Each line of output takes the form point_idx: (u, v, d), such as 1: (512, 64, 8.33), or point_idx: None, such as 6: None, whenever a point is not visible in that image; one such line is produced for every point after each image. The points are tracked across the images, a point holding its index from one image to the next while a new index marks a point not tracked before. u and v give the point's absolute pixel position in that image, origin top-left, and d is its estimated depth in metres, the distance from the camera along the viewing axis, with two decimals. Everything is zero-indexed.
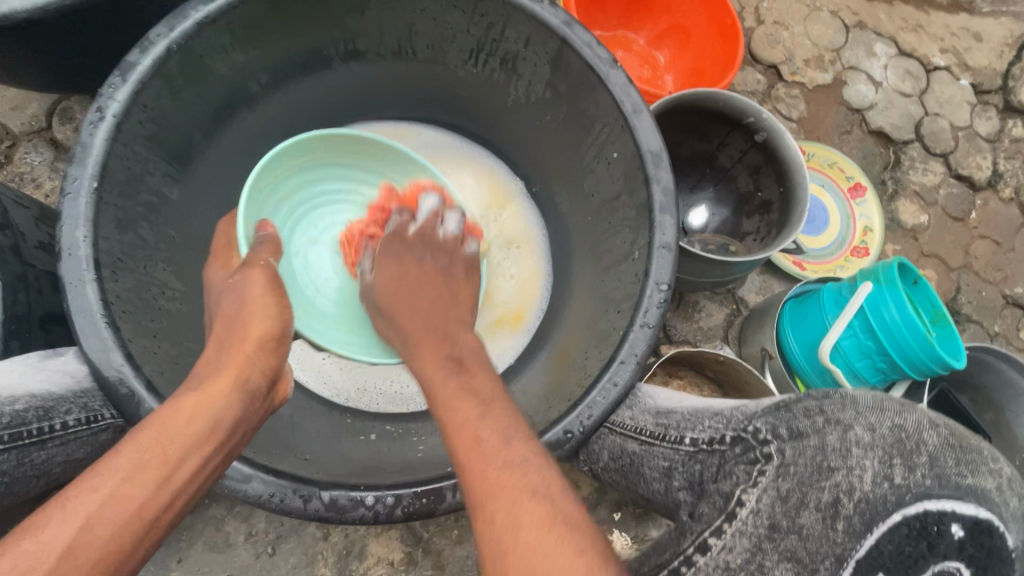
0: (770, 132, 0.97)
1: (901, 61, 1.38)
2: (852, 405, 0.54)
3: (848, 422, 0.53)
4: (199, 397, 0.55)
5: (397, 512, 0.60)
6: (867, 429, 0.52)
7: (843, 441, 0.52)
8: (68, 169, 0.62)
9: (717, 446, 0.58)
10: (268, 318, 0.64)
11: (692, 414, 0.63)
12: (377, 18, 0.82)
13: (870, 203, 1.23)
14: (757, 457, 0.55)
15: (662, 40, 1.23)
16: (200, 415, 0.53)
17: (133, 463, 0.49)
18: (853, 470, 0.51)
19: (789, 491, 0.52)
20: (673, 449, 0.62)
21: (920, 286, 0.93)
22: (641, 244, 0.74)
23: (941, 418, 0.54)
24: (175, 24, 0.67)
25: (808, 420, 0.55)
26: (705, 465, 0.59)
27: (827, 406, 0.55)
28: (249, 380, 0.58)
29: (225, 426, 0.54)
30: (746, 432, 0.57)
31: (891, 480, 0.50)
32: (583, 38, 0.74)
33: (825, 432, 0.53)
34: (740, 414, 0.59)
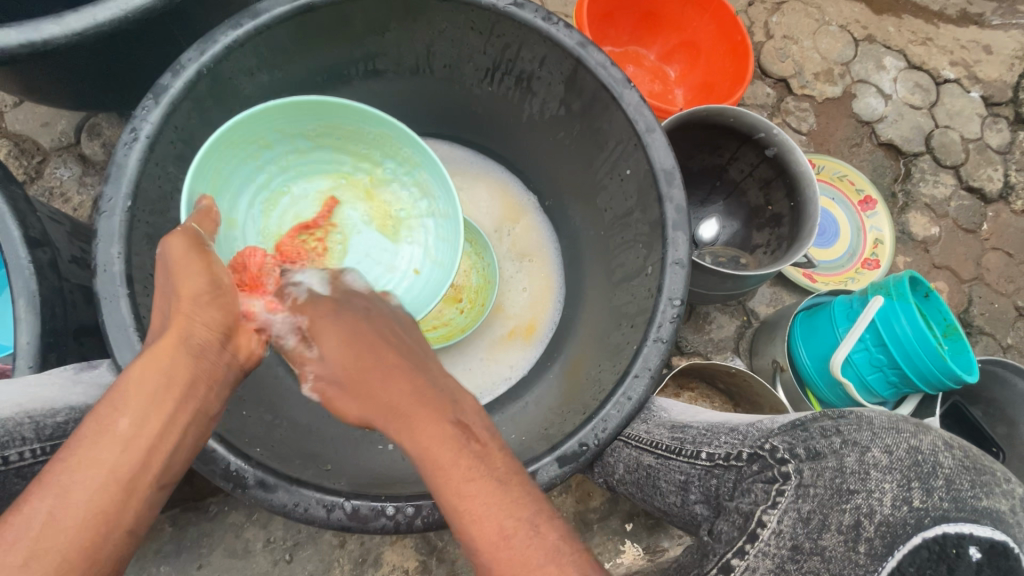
0: (780, 147, 0.98)
1: (911, 74, 1.39)
2: (867, 426, 0.57)
3: (865, 445, 0.55)
4: (151, 357, 0.55)
5: (417, 521, 0.61)
6: (883, 452, 0.54)
7: (861, 464, 0.54)
8: (102, 189, 0.65)
9: (733, 462, 0.59)
10: (198, 277, 0.60)
11: (707, 429, 0.65)
12: (396, 39, 0.85)
13: (880, 216, 1.24)
14: (775, 476, 0.56)
15: (672, 55, 1.25)
16: (149, 376, 0.53)
17: (95, 432, 0.50)
18: (873, 493, 0.52)
19: (810, 512, 0.54)
20: (689, 463, 0.63)
21: (932, 299, 0.94)
22: (655, 260, 0.75)
23: (953, 440, 0.56)
24: (206, 48, 0.69)
25: (825, 441, 0.57)
26: (722, 480, 0.60)
27: (842, 427, 0.57)
28: (193, 336, 0.57)
29: (182, 383, 0.55)
30: (763, 449, 0.58)
31: (910, 504, 0.51)
32: (597, 58, 0.76)
33: (843, 454, 0.55)
34: (757, 431, 0.60)
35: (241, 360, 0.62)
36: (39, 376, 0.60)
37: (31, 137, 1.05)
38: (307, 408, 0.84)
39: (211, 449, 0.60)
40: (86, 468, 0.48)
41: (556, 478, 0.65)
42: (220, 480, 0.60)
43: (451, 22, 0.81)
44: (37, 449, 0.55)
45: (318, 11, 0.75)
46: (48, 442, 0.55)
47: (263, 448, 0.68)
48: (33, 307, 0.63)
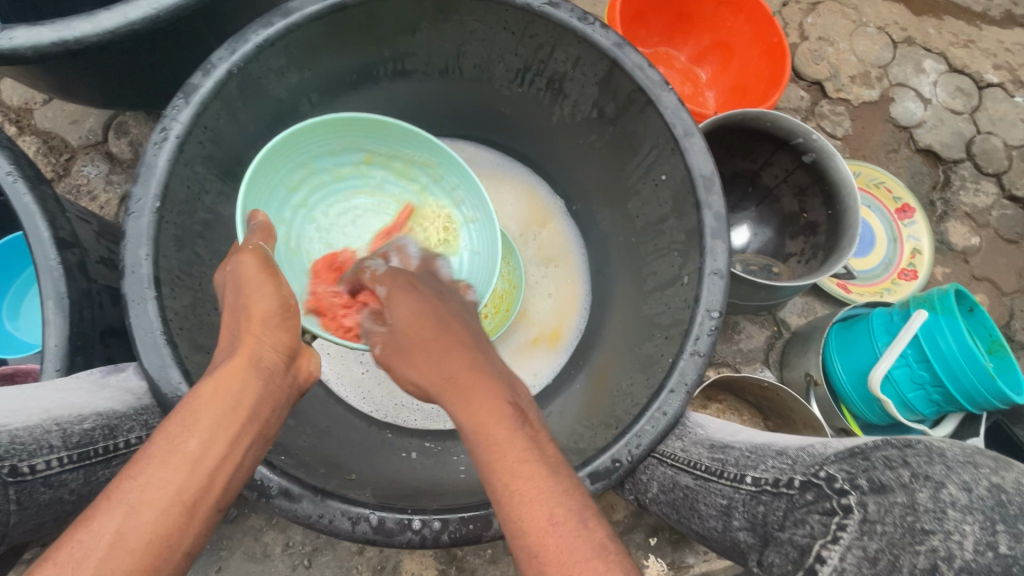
0: (819, 153, 0.95)
1: (952, 78, 1.34)
2: (939, 458, 0.49)
3: (939, 479, 0.47)
4: (218, 378, 0.55)
5: (443, 537, 0.59)
6: (961, 488, 0.46)
7: (935, 501, 0.46)
8: (131, 189, 0.64)
9: (784, 489, 0.56)
10: (269, 297, 0.61)
11: (752, 452, 0.62)
12: (427, 39, 0.83)
13: (919, 225, 1.19)
14: (834, 508, 0.51)
15: (704, 56, 1.22)
16: (220, 395, 0.53)
17: (165, 450, 0.49)
18: (952, 535, 0.44)
19: (876, 552, 0.47)
20: (733, 487, 0.60)
21: (977, 313, 0.90)
22: (691, 269, 0.73)
23: None
24: (237, 47, 0.68)
25: (891, 472, 0.50)
26: (770, 507, 0.56)
27: (910, 459, 0.50)
28: (263, 359, 0.57)
29: (250, 406, 0.54)
30: (818, 478, 0.54)
31: (995, 550, 0.42)
32: (635, 60, 0.74)
33: (914, 489, 0.47)
34: (809, 458, 0.57)
35: (300, 383, 0.61)
36: (65, 380, 0.60)
37: (59, 135, 1.06)
38: (328, 413, 0.83)
39: None
40: (150, 489, 0.47)
41: (587, 495, 0.63)
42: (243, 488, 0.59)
43: (483, 22, 0.79)
44: (63, 458, 0.53)
45: (348, 10, 0.74)
46: (75, 450, 0.54)
47: (288, 455, 0.67)
48: (62, 309, 0.63)
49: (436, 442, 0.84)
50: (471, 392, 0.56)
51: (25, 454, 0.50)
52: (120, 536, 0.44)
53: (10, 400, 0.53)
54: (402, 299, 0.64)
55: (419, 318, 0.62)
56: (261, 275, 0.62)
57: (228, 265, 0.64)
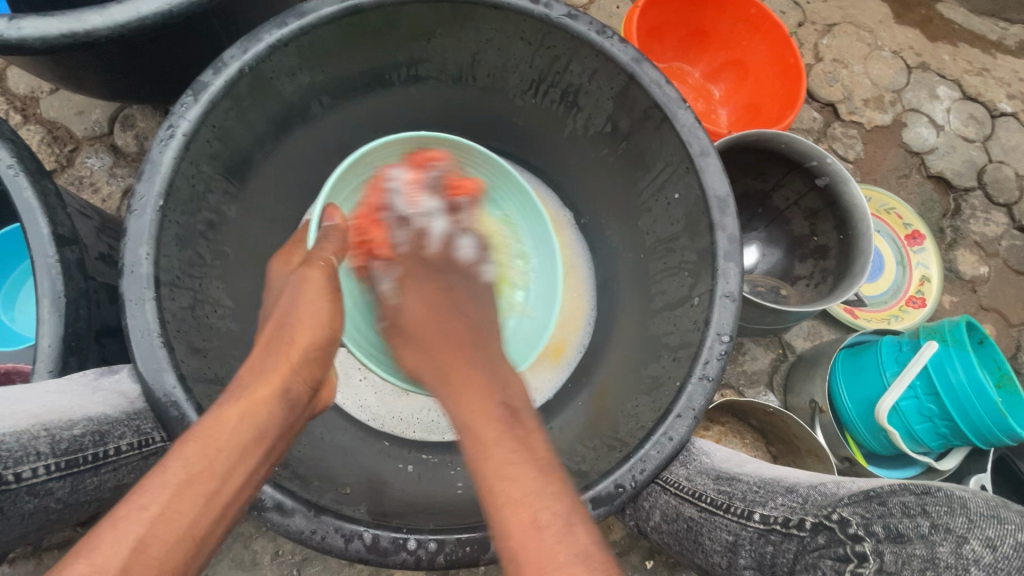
0: (833, 177, 0.94)
1: (965, 105, 1.33)
2: (961, 509, 0.48)
3: (961, 533, 0.47)
4: (247, 401, 0.56)
5: (439, 559, 0.57)
6: (985, 545, 0.45)
7: (957, 556, 0.45)
8: (135, 186, 0.62)
9: (793, 530, 0.55)
10: (319, 325, 0.65)
11: (760, 487, 0.60)
12: (442, 46, 0.82)
13: (928, 252, 1.18)
14: (848, 555, 0.51)
15: (718, 74, 1.21)
16: (246, 422, 0.54)
17: (183, 480, 0.49)
18: None
19: None
20: (740, 523, 0.58)
21: (987, 346, 0.88)
22: (702, 291, 0.71)
23: None
24: (249, 46, 0.67)
25: (909, 522, 0.49)
26: (779, 548, 0.55)
27: (930, 507, 0.50)
28: (291, 389, 0.59)
29: (273, 436, 0.56)
30: (831, 521, 0.53)
31: None
32: (652, 76, 0.73)
33: (934, 542, 0.47)
34: (824, 500, 0.56)
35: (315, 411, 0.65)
36: (57, 381, 0.58)
37: (64, 125, 1.04)
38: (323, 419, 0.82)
39: None
40: (163, 521, 0.47)
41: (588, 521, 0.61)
42: None
43: (500, 31, 0.78)
44: (50, 465, 0.51)
45: (364, 13, 0.72)
46: (63, 457, 0.52)
47: (283, 466, 0.65)
48: (58, 308, 0.61)
49: (434, 455, 0.83)
50: (467, 393, 0.63)
51: (11, 462, 0.48)
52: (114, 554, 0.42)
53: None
54: (417, 286, 0.76)
55: (427, 305, 0.73)
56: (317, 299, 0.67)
57: (294, 274, 0.70)
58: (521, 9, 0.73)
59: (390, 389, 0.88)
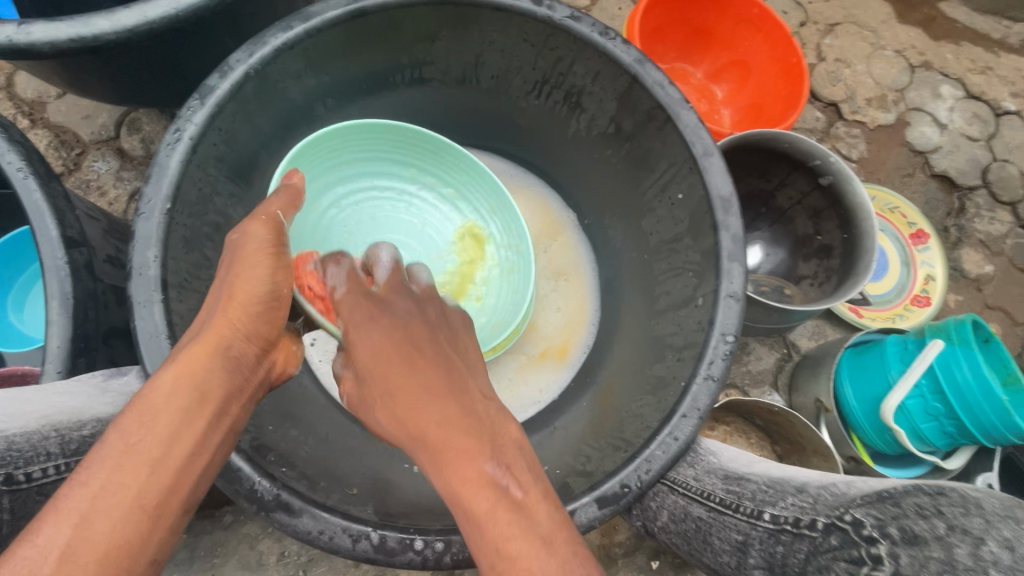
0: (836, 176, 0.94)
1: (969, 104, 1.33)
2: (976, 511, 0.48)
3: (979, 534, 0.46)
4: (182, 365, 0.52)
5: (446, 559, 0.57)
6: (1003, 546, 0.45)
7: (976, 558, 0.44)
8: (143, 189, 0.63)
9: (805, 530, 0.54)
10: (258, 281, 0.59)
11: (769, 487, 0.60)
12: (446, 48, 0.82)
13: (932, 251, 1.18)
14: (863, 557, 0.48)
15: (721, 74, 1.21)
16: (184, 385, 0.51)
17: (121, 451, 0.46)
18: None
19: None
20: (749, 523, 0.58)
21: (993, 345, 0.88)
22: (706, 291, 0.71)
23: None
24: (255, 50, 0.68)
25: (925, 522, 0.48)
26: (790, 548, 0.54)
27: (944, 508, 0.49)
28: (231, 347, 0.55)
29: (217, 397, 0.52)
30: (843, 521, 0.52)
31: None
32: (655, 77, 0.73)
33: (952, 543, 0.45)
34: (835, 500, 0.55)
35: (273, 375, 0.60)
36: (69, 383, 0.58)
37: (71, 129, 1.05)
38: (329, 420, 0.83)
39: (236, 468, 0.58)
40: (106, 495, 0.43)
41: (595, 521, 0.61)
42: (243, 501, 0.57)
43: (503, 33, 0.78)
44: (59, 466, 0.51)
45: (369, 16, 0.73)
46: (73, 458, 0.52)
47: (289, 467, 0.66)
48: (67, 309, 0.62)
49: None
50: (454, 456, 0.50)
51: (20, 462, 0.49)
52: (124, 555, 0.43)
53: (12, 404, 0.52)
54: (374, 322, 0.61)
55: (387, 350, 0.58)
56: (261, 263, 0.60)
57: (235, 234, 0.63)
58: (523, 11, 0.73)
59: None
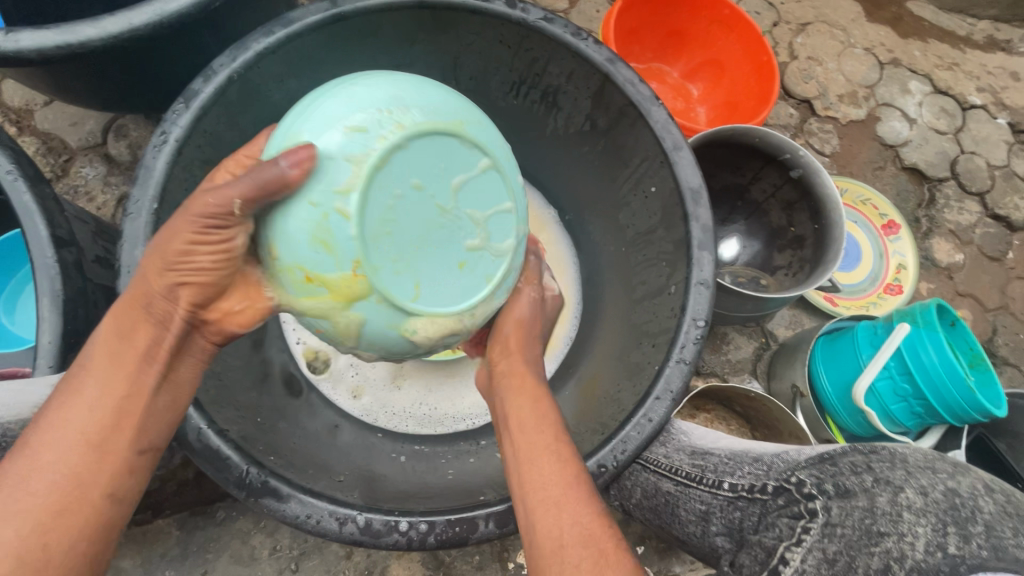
0: (806, 169, 0.98)
1: (936, 99, 1.38)
2: (901, 464, 0.51)
3: (898, 483, 0.49)
4: (118, 315, 0.55)
5: (430, 539, 0.60)
6: (918, 492, 0.48)
7: (893, 504, 0.48)
8: (130, 191, 0.65)
9: (757, 495, 0.58)
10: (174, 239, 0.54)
11: (730, 458, 0.65)
12: (424, 51, 0.85)
13: (904, 241, 1.22)
14: (801, 511, 0.53)
15: (696, 73, 1.25)
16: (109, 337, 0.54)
17: (66, 396, 0.52)
18: (905, 536, 0.45)
19: (836, 553, 0.48)
20: (711, 493, 0.63)
21: (958, 328, 0.92)
22: (678, 279, 0.74)
23: (999, 485, 0.49)
24: (238, 55, 0.70)
25: (855, 477, 0.52)
26: (745, 513, 0.58)
27: (874, 464, 0.52)
28: (151, 302, 0.54)
29: (147, 345, 0.55)
30: (790, 483, 0.56)
31: (945, 550, 0.43)
32: (626, 75, 0.76)
33: (874, 493, 0.49)
34: (784, 464, 0.59)
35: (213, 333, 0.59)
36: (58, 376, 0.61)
37: (59, 136, 1.07)
38: (317, 415, 0.85)
39: (225, 457, 0.60)
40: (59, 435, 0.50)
41: None
42: (233, 488, 0.59)
43: (479, 36, 0.81)
44: None
45: (348, 21, 0.76)
46: None
47: (277, 456, 0.68)
48: (57, 306, 0.63)
49: (427, 446, 0.86)
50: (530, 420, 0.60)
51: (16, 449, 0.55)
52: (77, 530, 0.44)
53: (12, 394, 0.58)
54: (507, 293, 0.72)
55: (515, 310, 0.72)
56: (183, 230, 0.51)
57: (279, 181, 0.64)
58: (498, 14, 0.76)
59: (384, 385, 0.91)
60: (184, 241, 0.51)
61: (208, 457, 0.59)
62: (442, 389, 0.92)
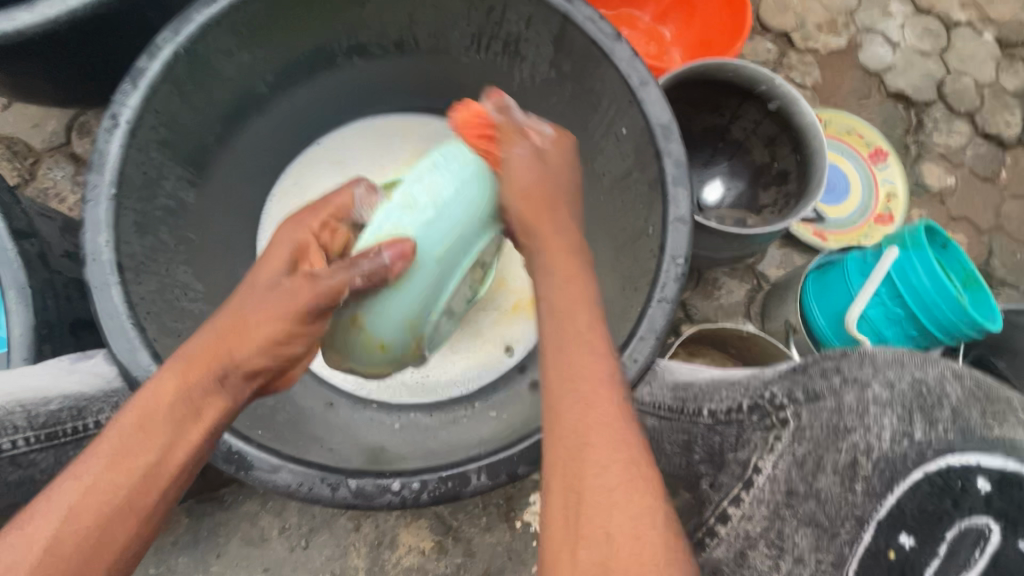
0: (783, 100, 0.95)
1: (919, 19, 1.33)
2: (869, 362, 0.54)
3: (866, 380, 0.53)
4: (184, 370, 0.54)
5: (424, 496, 0.60)
6: (885, 385, 0.51)
7: (860, 402, 0.52)
8: (86, 177, 0.64)
9: (735, 416, 0.61)
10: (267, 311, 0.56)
11: (709, 386, 0.66)
12: (378, 10, 0.82)
13: (893, 168, 1.19)
14: (773, 423, 0.58)
15: (667, 14, 1.20)
16: (180, 398, 0.53)
17: (116, 450, 0.50)
18: (872, 429, 0.50)
19: (804, 455, 0.55)
20: (693, 423, 0.65)
21: (950, 249, 0.91)
22: (655, 220, 0.73)
23: (967, 370, 0.52)
24: (181, 28, 0.68)
25: (824, 381, 0.55)
26: (725, 435, 0.62)
27: (844, 366, 0.55)
28: (229, 374, 0.55)
29: (206, 411, 0.54)
30: (763, 399, 0.59)
31: (911, 437, 0.49)
32: (585, 13, 0.73)
33: (842, 393, 0.54)
34: (757, 381, 0.62)
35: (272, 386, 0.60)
36: (37, 366, 0.61)
37: (22, 140, 1.05)
38: (310, 393, 0.85)
39: None
40: (91, 492, 0.49)
41: None
42: (222, 463, 0.59)
43: None
44: (30, 437, 0.58)
45: None
46: (40, 431, 0.58)
47: (266, 431, 0.68)
48: (24, 298, 0.63)
49: (422, 413, 0.87)
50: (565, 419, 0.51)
51: None
52: (50, 541, 0.47)
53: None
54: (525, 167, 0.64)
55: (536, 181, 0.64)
56: (287, 321, 0.56)
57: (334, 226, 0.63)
58: None
59: None
60: (282, 332, 0.56)
61: None
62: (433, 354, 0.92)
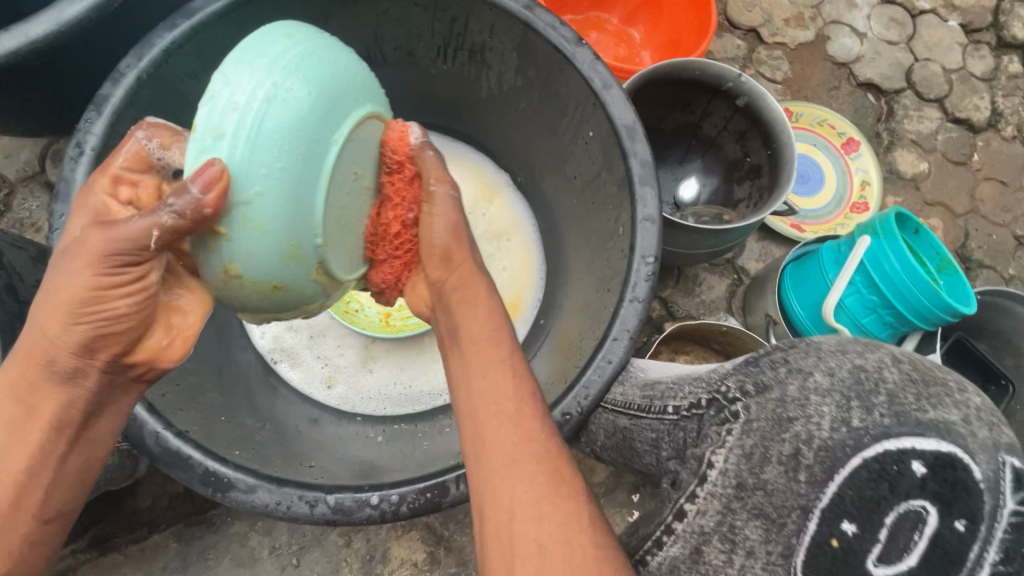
0: (751, 95, 0.96)
1: (885, 9, 1.35)
2: (814, 351, 0.59)
3: (809, 369, 0.58)
4: (18, 368, 0.49)
5: (403, 509, 0.60)
6: (826, 374, 0.56)
7: (801, 390, 0.57)
8: (52, 207, 0.64)
9: (695, 411, 0.64)
10: (72, 281, 0.46)
11: (674, 383, 0.68)
12: (342, 25, 0.83)
13: (866, 157, 1.21)
14: (727, 415, 0.61)
15: (635, 16, 1.21)
16: (14, 394, 0.49)
17: None
18: (811, 418, 0.55)
19: (752, 447, 0.57)
20: (659, 419, 0.67)
21: (922, 234, 0.92)
22: (625, 220, 0.73)
23: (907, 354, 0.57)
24: (143, 54, 0.68)
25: (772, 371, 0.60)
26: (686, 430, 0.64)
27: (790, 357, 0.60)
28: (53, 359, 0.48)
29: (47, 405, 0.49)
30: (718, 392, 0.62)
31: (849, 423, 0.53)
32: (545, 20, 0.74)
33: (786, 382, 0.58)
34: (715, 375, 0.65)
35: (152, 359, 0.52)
36: None
37: None
38: (293, 411, 0.85)
39: (186, 455, 0.59)
40: None
41: None
42: (200, 486, 0.59)
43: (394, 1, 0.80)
44: None
45: (255, 5, 0.73)
46: None
47: (245, 450, 0.68)
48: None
49: (406, 424, 0.86)
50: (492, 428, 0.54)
51: None
52: None
53: None
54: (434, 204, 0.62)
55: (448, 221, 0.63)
56: (88, 267, 0.45)
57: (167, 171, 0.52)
58: None
59: (355, 371, 0.91)
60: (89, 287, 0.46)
61: (169, 460, 0.59)
62: (415, 365, 0.92)
